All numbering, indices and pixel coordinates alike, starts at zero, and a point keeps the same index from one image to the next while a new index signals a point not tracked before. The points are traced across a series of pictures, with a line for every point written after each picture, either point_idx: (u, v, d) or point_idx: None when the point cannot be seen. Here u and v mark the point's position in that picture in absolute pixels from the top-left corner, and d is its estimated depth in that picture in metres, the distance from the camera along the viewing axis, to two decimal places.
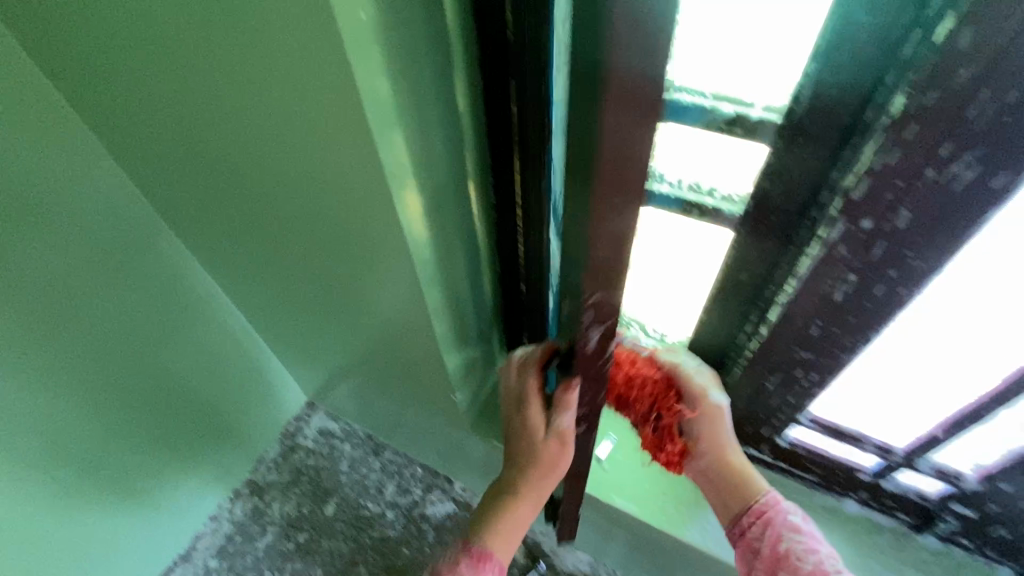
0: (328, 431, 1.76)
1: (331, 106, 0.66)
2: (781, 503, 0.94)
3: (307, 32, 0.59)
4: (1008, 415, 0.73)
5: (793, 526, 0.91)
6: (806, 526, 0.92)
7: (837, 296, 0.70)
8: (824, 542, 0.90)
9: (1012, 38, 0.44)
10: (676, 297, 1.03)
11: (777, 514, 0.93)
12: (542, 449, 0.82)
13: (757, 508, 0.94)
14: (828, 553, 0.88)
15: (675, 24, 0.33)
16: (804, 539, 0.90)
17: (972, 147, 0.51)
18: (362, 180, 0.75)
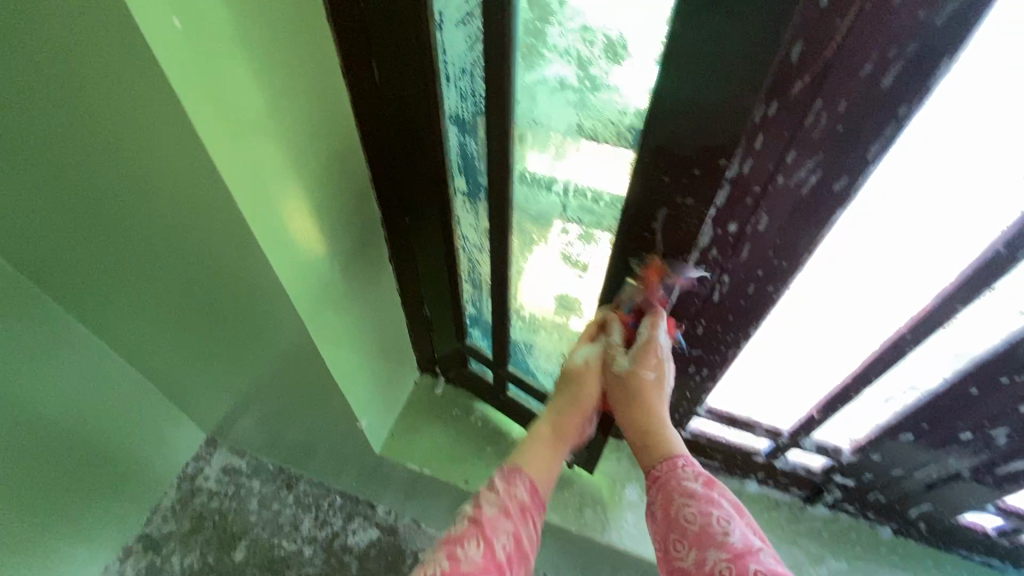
0: (233, 466, 1.62)
1: (167, 144, 0.58)
2: (688, 461, 0.67)
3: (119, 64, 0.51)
4: (873, 390, 0.79)
5: (707, 493, 0.62)
6: (692, 482, 0.64)
7: (715, 298, 0.73)
8: (705, 498, 0.62)
9: (837, 49, 0.45)
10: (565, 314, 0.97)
11: (679, 479, 0.65)
12: (581, 391, 0.77)
13: (682, 469, 0.66)
14: (741, 534, 0.57)
15: None
16: (706, 507, 0.61)
17: (814, 155, 0.53)
18: (217, 219, 0.67)
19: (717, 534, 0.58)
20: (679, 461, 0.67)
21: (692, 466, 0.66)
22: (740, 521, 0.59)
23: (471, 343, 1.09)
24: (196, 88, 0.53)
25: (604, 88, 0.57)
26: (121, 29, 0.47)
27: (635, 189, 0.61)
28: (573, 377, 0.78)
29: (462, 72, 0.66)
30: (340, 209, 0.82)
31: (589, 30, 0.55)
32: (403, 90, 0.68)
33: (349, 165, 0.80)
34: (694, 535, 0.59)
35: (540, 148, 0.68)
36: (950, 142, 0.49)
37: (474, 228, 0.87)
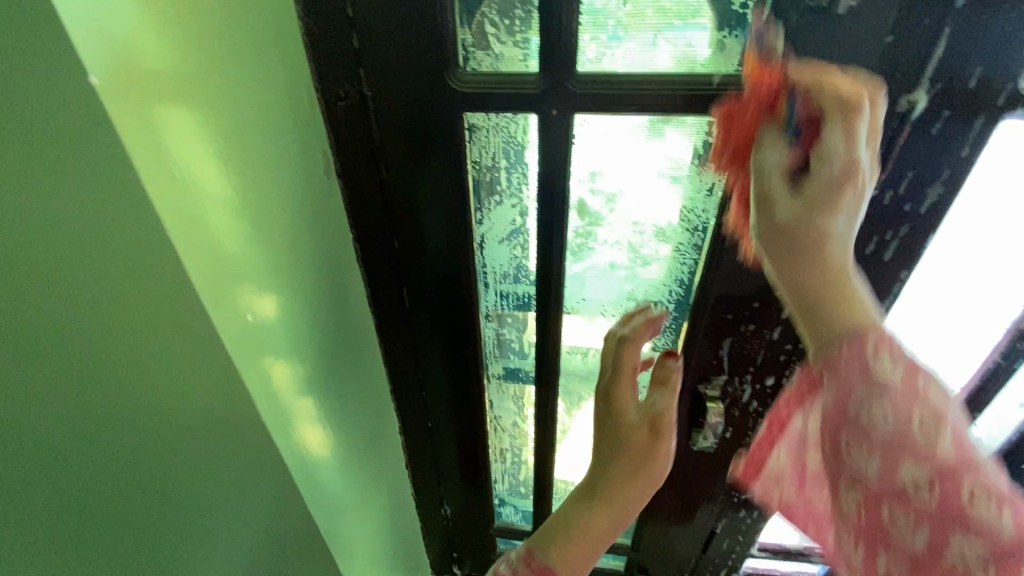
0: None
1: (212, 456, 0.50)
2: (836, 370, 0.35)
3: (180, 384, 0.45)
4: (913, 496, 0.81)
5: (929, 474, 0.31)
6: (861, 458, 0.33)
7: None
8: (924, 485, 0.31)
9: (851, 226, 0.52)
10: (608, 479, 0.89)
11: (855, 424, 0.33)
12: (655, 457, 0.53)
13: (850, 393, 0.34)
14: (978, 564, 0.29)
15: (918, 95, 0.45)
16: (930, 514, 0.31)
17: None
18: (254, 526, 0.56)
19: (943, 561, 0.30)
20: (860, 355, 0.34)
21: (884, 387, 0.33)
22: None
23: (503, 523, 0.97)
24: (268, 395, 0.48)
25: (653, 262, 0.61)
26: (199, 353, 0.43)
27: (690, 332, 0.63)
28: (629, 450, 0.53)
29: (507, 278, 0.64)
30: (370, 445, 0.74)
31: (638, 224, 0.58)
32: (440, 306, 0.65)
33: (374, 394, 0.73)
34: (923, 549, 0.31)
35: (588, 324, 0.67)
36: (957, 284, 0.57)
37: (515, 409, 0.82)
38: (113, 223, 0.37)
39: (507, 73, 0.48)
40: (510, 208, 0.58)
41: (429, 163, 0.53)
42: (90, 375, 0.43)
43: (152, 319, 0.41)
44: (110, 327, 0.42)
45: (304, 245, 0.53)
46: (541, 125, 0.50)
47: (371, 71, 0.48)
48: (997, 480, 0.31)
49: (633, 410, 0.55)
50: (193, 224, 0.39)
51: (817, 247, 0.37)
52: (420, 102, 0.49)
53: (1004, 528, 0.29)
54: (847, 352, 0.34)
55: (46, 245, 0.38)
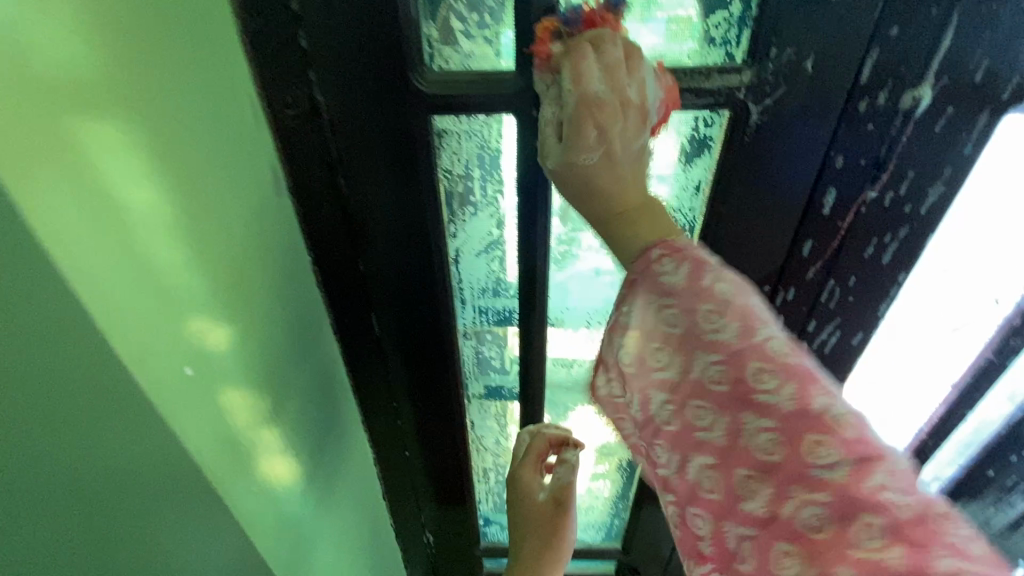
0: None
1: (156, 523, 0.43)
2: (672, 328, 0.35)
3: (107, 459, 0.37)
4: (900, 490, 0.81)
5: (771, 424, 0.31)
6: (706, 426, 0.33)
7: None
8: (774, 448, 0.30)
9: (849, 227, 0.49)
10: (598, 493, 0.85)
11: (698, 381, 0.33)
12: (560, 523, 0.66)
13: (692, 351, 0.34)
14: (816, 517, 0.28)
15: (921, 89, 0.42)
16: (777, 471, 0.30)
17: (832, 321, 0.57)
18: None
19: (787, 521, 0.29)
20: (695, 309, 0.34)
21: (724, 344, 0.33)
22: (882, 506, 0.27)
23: (489, 542, 0.93)
24: (218, 461, 0.40)
25: None
26: (128, 427, 0.35)
27: None
28: (541, 520, 0.65)
29: (485, 293, 0.59)
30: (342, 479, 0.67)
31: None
32: (412, 328, 0.59)
33: (344, 424, 0.66)
34: (769, 516, 0.30)
35: (574, 337, 0.62)
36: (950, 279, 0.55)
37: (498, 427, 0.77)
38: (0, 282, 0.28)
39: (480, 71, 0.42)
40: (488, 217, 0.53)
41: (395, 174, 0.47)
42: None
43: (63, 390, 0.33)
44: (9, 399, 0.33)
45: (254, 272, 0.46)
46: (520, 128, 0.45)
47: (323, 69, 0.41)
48: (843, 423, 0.30)
49: (541, 490, 0.65)
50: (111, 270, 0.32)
51: (609, 162, 0.39)
52: (383, 106, 0.43)
53: (843, 478, 0.28)
54: (681, 310, 0.35)
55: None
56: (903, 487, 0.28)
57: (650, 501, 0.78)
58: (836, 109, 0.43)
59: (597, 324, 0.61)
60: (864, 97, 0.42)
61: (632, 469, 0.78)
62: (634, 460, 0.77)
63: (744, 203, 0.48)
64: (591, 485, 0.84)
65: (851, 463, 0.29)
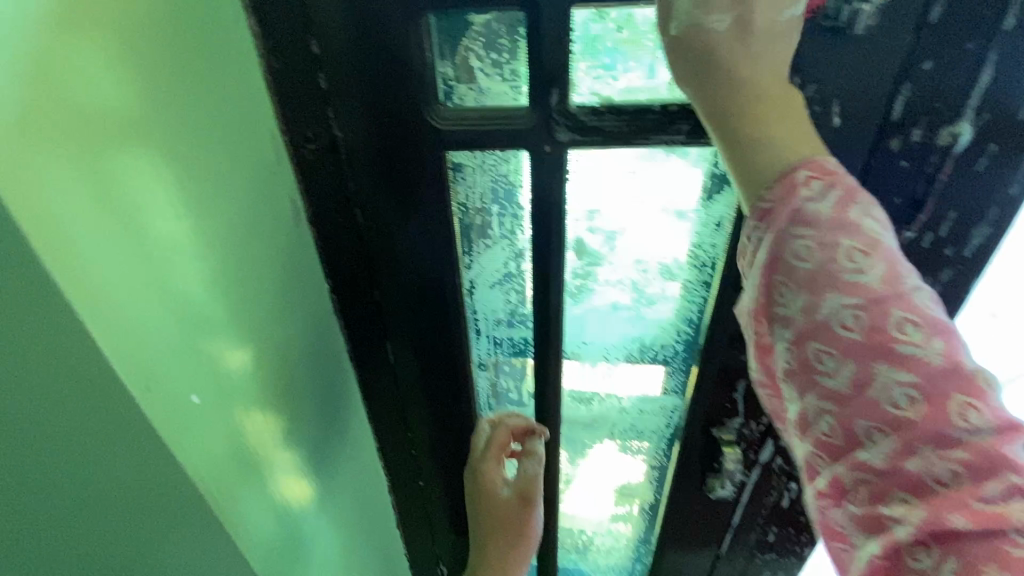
0: None
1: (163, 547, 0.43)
2: (801, 264, 0.30)
3: (114, 476, 0.38)
4: None
5: (860, 313, 0.29)
6: (830, 369, 0.29)
7: (783, 504, 0.67)
8: (853, 326, 0.29)
9: None
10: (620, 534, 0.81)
11: (827, 325, 0.29)
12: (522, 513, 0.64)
13: (822, 290, 0.29)
14: (903, 397, 0.28)
15: (961, 127, 0.39)
16: (853, 348, 0.29)
17: None
18: None
19: (867, 396, 0.28)
20: (793, 190, 0.31)
21: (821, 235, 0.30)
22: (965, 434, 0.27)
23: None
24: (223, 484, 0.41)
25: (663, 308, 0.54)
26: (136, 450, 0.36)
27: (705, 383, 0.56)
28: (506, 517, 0.63)
29: (500, 324, 0.58)
30: (356, 504, 0.67)
31: (641, 262, 0.51)
32: (428, 357, 0.59)
33: (358, 450, 0.65)
34: (839, 431, 0.29)
35: (591, 372, 0.60)
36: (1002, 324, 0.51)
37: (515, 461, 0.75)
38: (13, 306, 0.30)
39: (495, 108, 0.43)
40: (502, 249, 0.52)
41: (411, 207, 0.48)
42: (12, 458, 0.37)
43: (75, 410, 0.34)
44: (25, 414, 0.35)
45: (271, 300, 0.47)
46: (532, 163, 0.44)
47: (342, 105, 0.42)
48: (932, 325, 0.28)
49: (504, 486, 0.62)
50: (124, 300, 0.32)
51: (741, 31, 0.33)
52: (399, 140, 0.44)
53: (932, 360, 0.28)
54: (815, 239, 0.30)
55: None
56: (986, 411, 0.27)
57: (673, 547, 0.73)
58: (867, 146, 0.40)
59: (614, 360, 0.59)
60: (897, 133, 0.40)
61: (655, 511, 0.75)
62: (657, 502, 0.73)
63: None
64: (612, 526, 0.80)
65: (936, 338, 0.28)
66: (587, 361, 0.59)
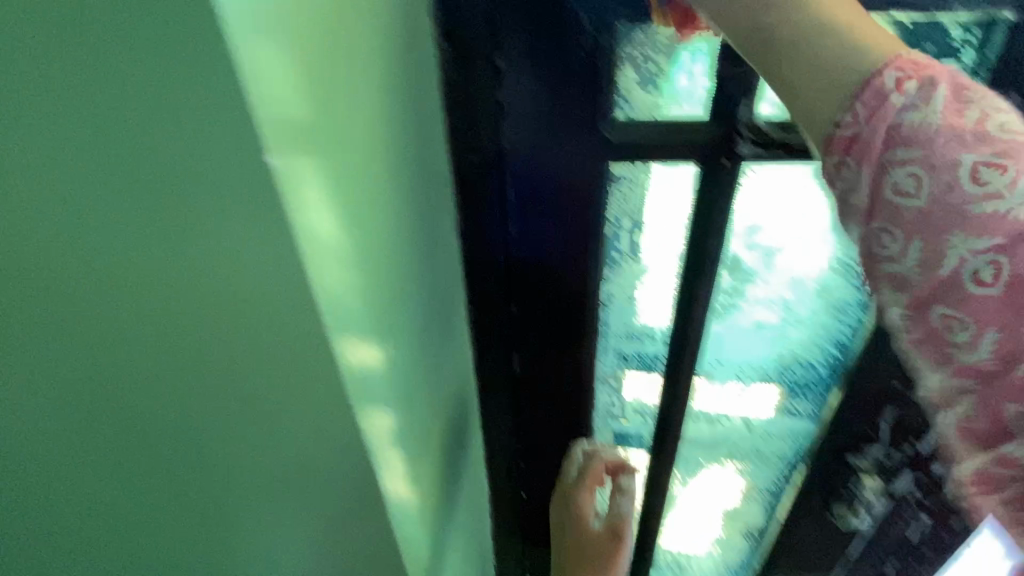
0: None
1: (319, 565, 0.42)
2: (915, 151, 0.23)
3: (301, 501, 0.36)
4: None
5: (1018, 210, 0.21)
6: (979, 274, 0.22)
7: (912, 540, 0.61)
8: (910, 188, 0.23)
9: None
10: (717, 556, 0.79)
11: (963, 214, 0.22)
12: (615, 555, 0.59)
13: (947, 177, 0.23)
14: (986, 267, 0.22)
15: None
16: (921, 217, 0.23)
17: None
18: None
19: None
20: (882, 98, 0.24)
21: (951, 113, 0.23)
22: None
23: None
24: (399, 504, 0.40)
25: (812, 329, 0.52)
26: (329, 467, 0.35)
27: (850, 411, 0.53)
28: (596, 558, 0.59)
29: (631, 339, 0.57)
30: (466, 516, 0.66)
31: (798, 281, 0.49)
32: (553, 369, 0.58)
33: (470, 465, 0.64)
34: (1007, 344, 0.21)
35: (722, 389, 0.59)
36: None
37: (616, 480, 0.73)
38: (254, 336, 0.28)
39: (671, 120, 0.41)
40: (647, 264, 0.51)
41: (566, 217, 0.47)
42: (189, 485, 0.35)
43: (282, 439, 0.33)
44: (217, 440, 0.33)
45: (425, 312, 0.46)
46: (705, 177, 0.43)
47: (518, 112, 0.42)
48: (1007, 134, 0.23)
49: (592, 519, 0.60)
50: (363, 321, 0.31)
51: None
52: (569, 149, 0.43)
53: None
54: (932, 118, 0.23)
55: (147, 358, 0.29)
56: None
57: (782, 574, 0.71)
58: None
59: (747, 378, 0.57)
60: None
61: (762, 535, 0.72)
62: (767, 525, 0.71)
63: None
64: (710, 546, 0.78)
65: None
66: (718, 376, 0.57)
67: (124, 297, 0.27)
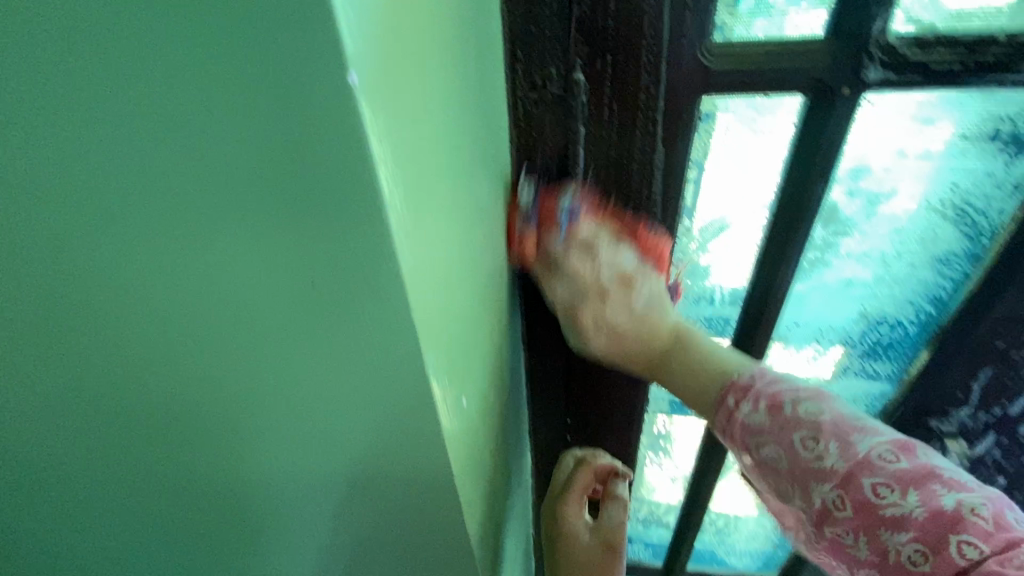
0: None
1: None
2: (800, 419, 0.37)
3: (366, 535, 0.30)
4: None
5: (836, 445, 0.35)
6: (823, 483, 0.35)
7: None
8: (831, 450, 0.35)
9: None
10: (761, 520, 0.77)
11: (845, 453, 0.35)
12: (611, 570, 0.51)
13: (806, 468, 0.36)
14: (837, 444, 0.35)
15: None
16: (850, 497, 0.34)
17: None
18: None
19: (856, 483, 0.34)
20: (734, 413, 0.39)
21: (778, 429, 0.37)
22: (883, 475, 0.33)
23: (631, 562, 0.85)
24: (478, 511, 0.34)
25: (904, 286, 0.47)
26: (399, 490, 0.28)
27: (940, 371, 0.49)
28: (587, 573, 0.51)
29: (697, 302, 0.51)
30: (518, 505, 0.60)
31: (899, 232, 0.43)
32: None
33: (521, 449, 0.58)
34: (861, 510, 0.34)
35: (794, 356, 0.54)
36: None
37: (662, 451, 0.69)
38: (309, 336, 0.21)
39: (784, 41, 0.34)
40: (725, 217, 0.45)
41: (641, 166, 0.40)
42: (220, 536, 0.28)
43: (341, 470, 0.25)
44: (254, 469, 0.25)
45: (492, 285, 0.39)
46: (814, 111, 0.36)
47: (598, 38, 0.35)
48: (802, 391, 0.38)
49: (586, 531, 0.53)
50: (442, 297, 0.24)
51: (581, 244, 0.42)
52: (660, 84, 0.36)
53: (838, 459, 0.35)
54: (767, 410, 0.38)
55: (164, 375, 0.22)
56: (832, 439, 0.35)
57: None
58: None
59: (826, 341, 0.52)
60: None
61: None
62: None
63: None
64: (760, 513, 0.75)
65: (871, 465, 0.34)
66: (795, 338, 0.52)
67: (127, 290, 0.20)
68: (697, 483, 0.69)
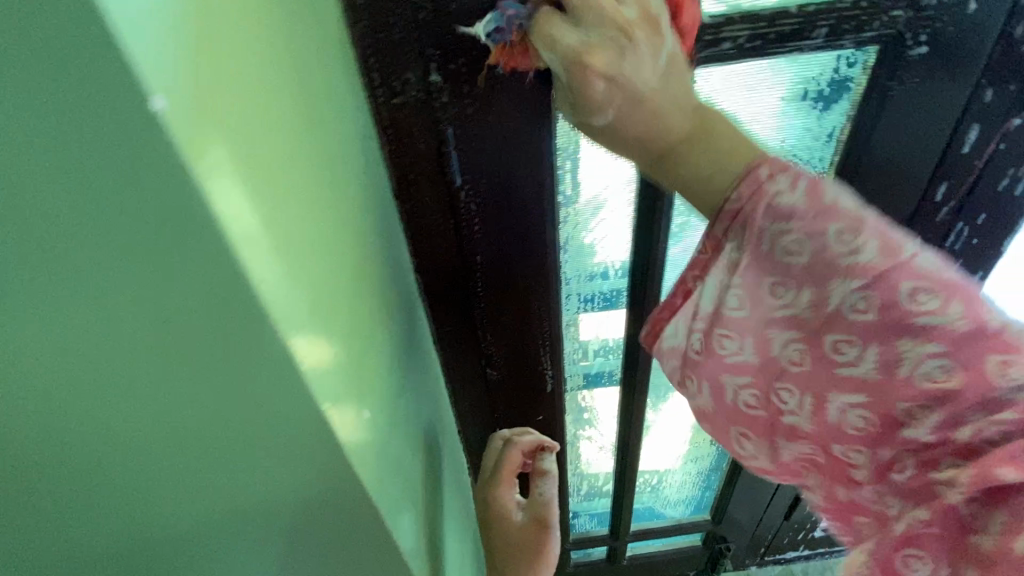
0: None
1: None
2: (794, 258, 0.27)
3: (283, 535, 0.30)
4: None
5: (869, 292, 0.26)
6: (850, 356, 0.26)
7: None
8: (864, 305, 0.26)
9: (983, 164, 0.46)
10: (688, 469, 0.83)
11: (832, 310, 0.26)
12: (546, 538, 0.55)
13: (824, 279, 0.27)
14: (859, 300, 0.26)
15: None
16: (870, 329, 0.26)
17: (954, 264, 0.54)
18: None
19: (897, 376, 0.25)
20: (762, 190, 0.28)
21: (808, 225, 0.27)
22: (928, 321, 0.25)
23: (579, 534, 0.89)
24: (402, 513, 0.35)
25: None
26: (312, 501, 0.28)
27: None
28: (524, 546, 0.55)
29: (592, 278, 0.54)
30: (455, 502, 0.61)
31: None
32: (518, 327, 0.54)
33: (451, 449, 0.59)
34: (875, 421, 0.26)
35: None
36: None
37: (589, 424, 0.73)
38: (186, 354, 0.21)
39: None
40: (600, 196, 0.48)
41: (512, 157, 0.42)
42: (140, 557, 0.29)
43: (246, 472, 0.26)
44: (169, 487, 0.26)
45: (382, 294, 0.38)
46: None
47: (450, 40, 0.36)
48: (883, 259, 0.26)
49: (518, 510, 0.56)
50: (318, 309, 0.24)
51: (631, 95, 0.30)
52: (515, 78, 0.38)
53: (954, 323, 0.24)
54: (803, 229, 0.27)
55: (45, 408, 0.22)
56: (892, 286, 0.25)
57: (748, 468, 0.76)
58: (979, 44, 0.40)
59: None
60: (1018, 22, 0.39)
61: None
62: None
63: (882, 147, 0.45)
64: (684, 462, 0.81)
65: (952, 300, 0.25)
66: None
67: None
68: (623, 448, 0.73)
